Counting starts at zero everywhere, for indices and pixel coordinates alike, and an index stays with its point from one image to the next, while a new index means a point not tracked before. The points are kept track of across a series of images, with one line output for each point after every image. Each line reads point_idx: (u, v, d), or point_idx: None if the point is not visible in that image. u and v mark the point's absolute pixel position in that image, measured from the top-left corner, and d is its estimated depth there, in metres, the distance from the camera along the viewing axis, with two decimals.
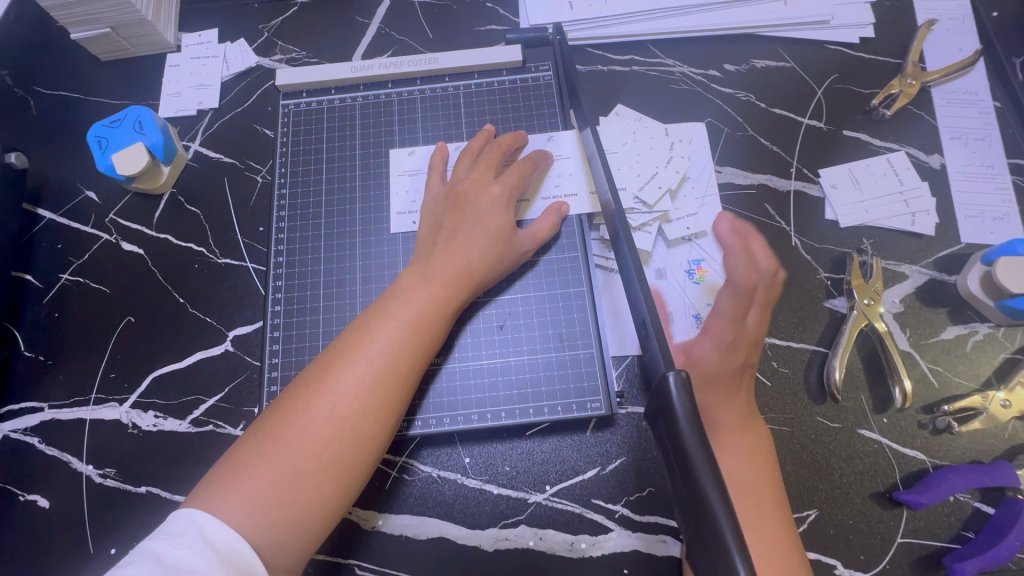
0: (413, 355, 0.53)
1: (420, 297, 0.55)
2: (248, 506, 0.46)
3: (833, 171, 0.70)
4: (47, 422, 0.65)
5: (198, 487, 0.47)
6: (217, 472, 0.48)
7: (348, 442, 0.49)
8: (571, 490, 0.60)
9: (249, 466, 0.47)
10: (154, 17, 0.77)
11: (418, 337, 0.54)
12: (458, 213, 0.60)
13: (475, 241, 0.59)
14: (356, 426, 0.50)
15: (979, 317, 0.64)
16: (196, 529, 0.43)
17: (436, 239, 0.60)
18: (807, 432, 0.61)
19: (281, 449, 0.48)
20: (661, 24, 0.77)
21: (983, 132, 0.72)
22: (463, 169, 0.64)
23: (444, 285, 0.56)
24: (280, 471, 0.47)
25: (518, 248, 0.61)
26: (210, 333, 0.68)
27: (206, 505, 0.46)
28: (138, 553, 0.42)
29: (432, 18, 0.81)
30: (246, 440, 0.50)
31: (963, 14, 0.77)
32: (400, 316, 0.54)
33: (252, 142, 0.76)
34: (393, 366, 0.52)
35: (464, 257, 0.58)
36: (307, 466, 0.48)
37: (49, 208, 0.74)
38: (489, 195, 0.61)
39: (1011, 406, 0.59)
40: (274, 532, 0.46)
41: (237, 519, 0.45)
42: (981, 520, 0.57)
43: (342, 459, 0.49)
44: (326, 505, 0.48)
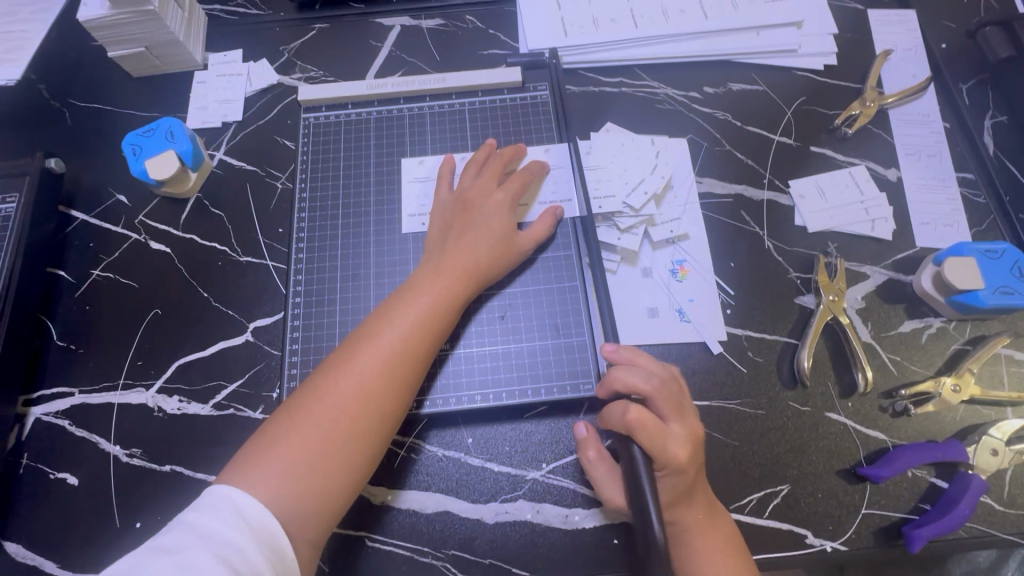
0: (428, 340, 0.59)
1: (432, 290, 0.62)
2: (282, 475, 0.51)
3: (802, 182, 0.78)
4: (77, 406, 0.70)
5: (234, 460, 0.53)
6: (251, 447, 0.53)
7: (371, 418, 0.55)
8: (566, 467, 0.65)
9: (281, 440, 0.53)
10: (185, 38, 0.85)
11: (432, 325, 0.60)
12: (466, 217, 0.67)
13: (481, 240, 0.65)
14: (377, 403, 0.55)
15: (933, 312, 0.71)
16: (229, 503, 0.48)
17: (446, 240, 0.66)
18: (780, 415, 0.67)
19: (310, 424, 0.53)
20: (647, 50, 0.85)
21: (935, 149, 0.80)
22: (469, 178, 0.71)
23: (455, 279, 0.63)
24: (310, 444, 0.53)
25: (519, 247, 0.67)
26: (232, 325, 0.74)
27: (243, 475, 0.51)
28: (177, 523, 0.47)
29: (440, 42, 0.89)
30: (276, 418, 0.55)
31: (916, 45, 0.86)
32: (416, 307, 0.60)
33: (274, 152, 0.83)
34: (410, 350, 0.58)
35: (471, 255, 0.64)
36: (334, 439, 0.53)
37: (82, 210, 0.80)
38: (494, 201, 0.68)
39: (960, 391, 0.66)
40: (305, 498, 0.51)
41: (272, 487, 0.50)
42: (936, 493, 0.63)
43: (365, 433, 0.55)
44: (350, 475, 0.54)
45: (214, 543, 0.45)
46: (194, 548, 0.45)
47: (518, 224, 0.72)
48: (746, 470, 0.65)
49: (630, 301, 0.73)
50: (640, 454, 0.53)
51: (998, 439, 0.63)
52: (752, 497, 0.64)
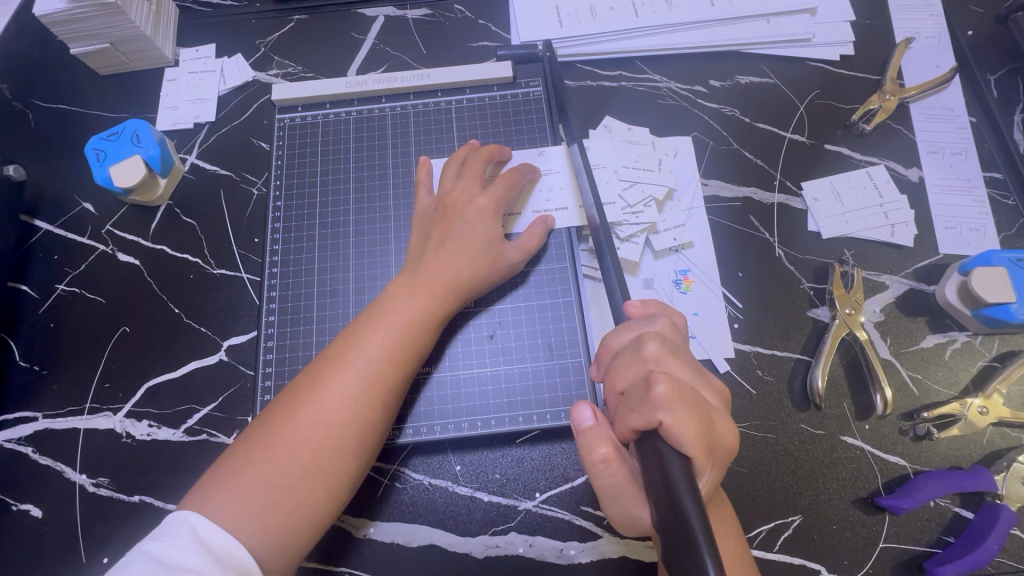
0: (400, 364, 0.54)
1: (408, 306, 0.56)
2: (241, 514, 0.46)
3: (815, 184, 0.72)
4: (41, 432, 0.66)
5: (194, 491, 0.48)
6: (208, 479, 0.49)
7: (336, 449, 0.50)
8: (561, 497, 0.61)
9: (237, 474, 0.48)
10: (153, 32, 0.79)
11: (407, 345, 0.55)
12: (446, 223, 0.61)
13: (461, 251, 0.59)
14: (345, 432, 0.51)
15: (958, 326, 0.66)
16: (191, 528, 0.45)
17: (424, 250, 0.60)
18: (792, 439, 0.62)
19: (269, 457, 0.49)
20: (648, 41, 0.79)
21: (960, 147, 0.74)
22: (449, 179, 0.64)
23: (433, 294, 0.57)
24: (269, 480, 0.48)
25: (503, 260, 0.61)
26: (205, 343, 0.69)
27: (201, 508, 0.47)
28: (136, 553, 0.43)
29: (426, 34, 0.83)
30: (236, 449, 0.50)
31: (939, 32, 0.80)
32: (388, 325, 0.55)
33: (249, 156, 0.78)
34: (382, 373, 0.53)
35: (450, 267, 0.58)
36: (298, 472, 0.48)
37: (46, 220, 0.75)
38: (476, 206, 0.61)
39: (988, 413, 0.61)
40: (268, 537, 0.47)
41: (231, 521, 0.46)
42: (961, 524, 0.59)
43: (332, 465, 0.50)
44: (315, 512, 0.49)
45: (176, 571, 0.42)
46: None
47: (506, 234, 0.66)
48: (755, 500, 0.60)
49: None
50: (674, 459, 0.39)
51: None
52: (761, 528, 0.59)
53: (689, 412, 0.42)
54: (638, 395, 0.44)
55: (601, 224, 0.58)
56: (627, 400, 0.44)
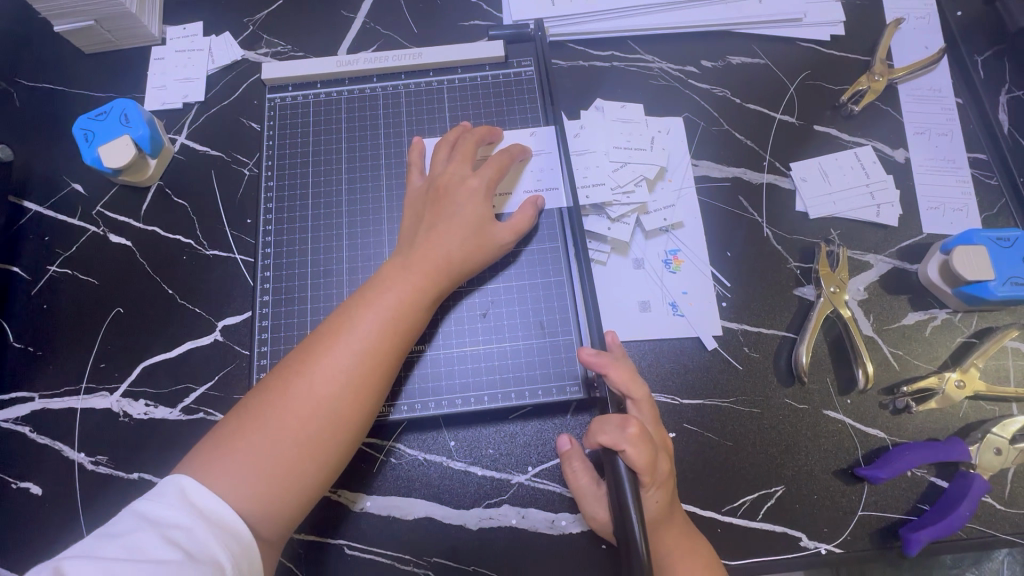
0: (392, 340, 0.55)
1: (400, 286, 0.57)
2: (232, 480, 0.47)
3: (803, 165, 0.73)
4: (38, 411, 0.66)
5: (187, 458, 0.49)
6: (202, 446, 0.50)
7: (328, 422, 0.51)
8: (553, 471, 0.63)
9: (231, 442, 0.49)
10: (138, 10, 0.77)
11: (398, 323, 0.55)
12: (438, 205, 0.61)
13: (453, 232, 0.60)
14: (335, 406, 0.51)
15: (938, 304, 0.68)
16: (176, 487, 0.46)
17: (417, 231, 0.61)
18: (776, 413, 0.64)
19: (262, 427, 0.50)
20: (640, 20, 0.79)
21: (946, 128, 0.75)
22: (440, 162, 0.64)
23: (424, 275, 0.58)
24: (261, 448, 0.49)
25: (495, 241, 0.62)
26: (199, 324, 0.69)
27: (194, 474, 0.48)
28: (126, 512, 0.45)
29: (417, 13, 0.83)
30: (231, 418, 0.51)
31: (929, 13, 0.80)
32: (381, 305, 0.56)
33: (240, 136, 0.77)
34: (374, 350, 0.54)
35: (443, 247, 0.59)
36: (287, 442, 0.49)
37: (35, 201, 0.75)
38: (467, 188, 0.61)
39: (964, 387, 0.63)
40: (257, 504, 0.48)
41: (222, 487, 0.47)
42: (936, 493, 0.61)
43: (322, 438, 0.51)
44: (305, 483, 0.50)
45: (163, 527, 0.43)
46: (143, 533, 0.43)
47: (496, 215, 0.67)
48: (739, 471, 0.62)
49: (621, 294, 0.69)
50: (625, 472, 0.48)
51: (1002, 438, 0.61)
52: (745, 498, 0.61)
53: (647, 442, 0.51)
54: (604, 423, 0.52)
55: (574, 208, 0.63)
56: (597, 421, 0.53)
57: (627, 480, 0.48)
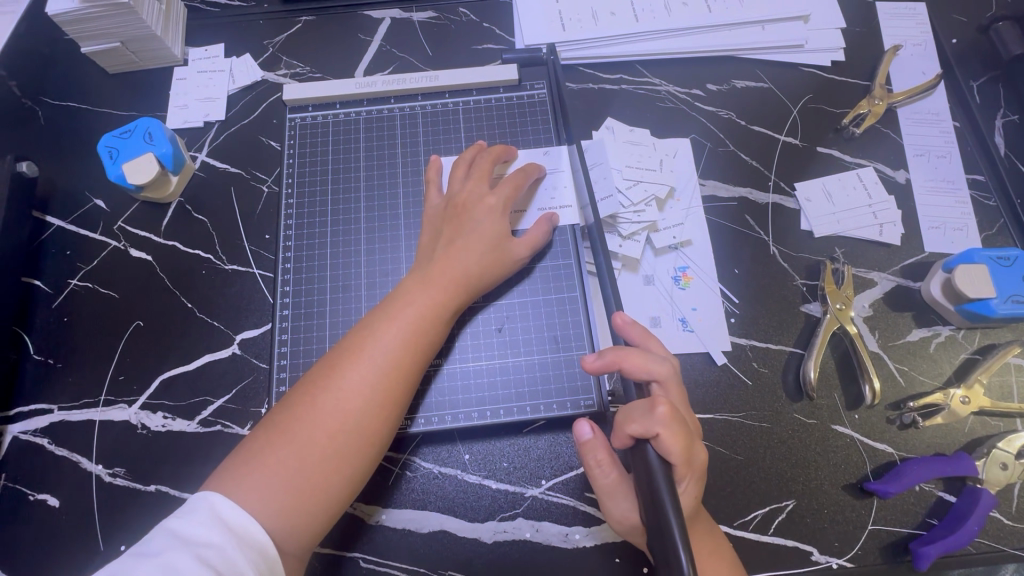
0: (414, 354, 0.56)
1: (420, 301, 0.58)
2: (260, 495, 0.48)
3: (808, 185, 0.75)
4: (56, 423, 0.67)
5: (216, 473, 0.50)
6: (230, 462, 0.51)
7: (352, 435, 0.52)
8: (566, 484, 0.63)
9: (259, 456, 0.50)
10: (163, 32, 0.80)
11: (418, 338, 0.57)
12: (457, 222, 0.63)
13: (472, 248, 0.62)
14: (359, 419, 0.52)
15: (941, 321, 0.69)
16: (208, 504, 0.47)
17: (436, 248, 0.63)
18: (785, 427, 0.65)
19: (288, 441, 0.51)
20: (648, 45, 0.82)
21: (944, 150, 0.78)
22: (458, 181, 0.66)
23: (443, 289, 0.59)
24: (288, 462, 0.50)
25: (511, 256, 0.64)
26: (218, 337, 0.71)
27: (223, 489, 0.49)
28: (159, 530, 0.45)
29: (432, 36, 0.85)
30: (257, 433, 0.53)
31: (925, 40, 0.83)
32: (402, 319, 0.57)
33: (259, 154, 0.79)
34: (396, 364, 0.55)
35: (462, 263, 0.61)
36: (313, 456, 0.50)
37: (58, 216, 0.76)
38: (485, 205, 0.64)
39: (969, 402, 0.64)
40: (285, 518, 0.49)
41: (251, 502, 0.48)
42: (944, 508, 0.62)
43: (347, 451, 0.52)
44: (331, 496, 0.51)
45: (194, 545, 0.44)
46: (175, 551, 0.43)
47: (512, 231, 0.69)
48: (750, 485, 0.63)
49: (632, 309, 0.70)
50: (656, 460, 0.47)
51: (1007, 453, 0.62)
52: (757, 512, 0.62)
53: (678, 427, 0.49)
54: (636, 407, 0.50)
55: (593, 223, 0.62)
56: (624, 409, 0.51)
57: (661, 470, 0.46)
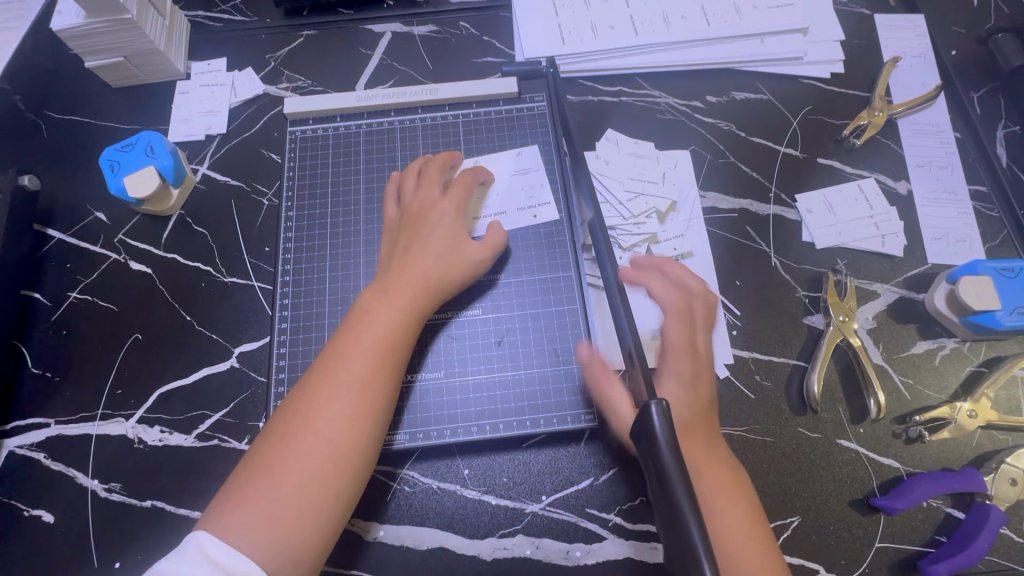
0: (382, 364, 0.56)
1: (382, 312, 0.58)
2: (247, 530, 0.48)
3: (809, 196, 0.75)
4: (53, 438, 0.66)
5: (205, 514, 0.50)
6: (217, 501, 0.51)
7: (331, 456, 0.51)
8: (567, 500, 0.62)
9: (242, 491, 0.50)
10: (165, 46, 0.81)
11: (385, 347, 0.56)
12: (413, 230, 0.63)
13: (429, 252, 0.61)
14: (336, 436, 0.52)
15: (946, 333, 0.68)
16: (197, 546, 0.46)
17: (392, 256, 0.63)
18: (788, 441, 0.64)
19: (269, 472, 0.50)
20: (646, 58, 0.82)
21: (946, 161, 0.77)
22: (410, 190, 0.67)
23: (404, 296, 0.59)
24: (272, 492, 0.49)
25: (470, 256, 0.63)
26: (216, 349, 0.70)
27: (211, 528, 0.48)
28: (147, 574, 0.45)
29: (432, 50, 0.86)
30: (240, 468, 0.52)
31: (925, 51, 0.84)
32: (366, 333, 0.56)
33: (260, 167, 0.80)
34: (366, 377, 0.54)
35: (419, 269, 0.60)
36: (295, 482, 0.50)
37: (59, 229, 0.77)
38: (439, 211, 0.64)
39: (976, 416, 0.63)
40: (276, 548, 0.48)
41: (240, 539, 0.47)
42: (953, 525, 0.61)
43: (330, 473, 0.51)
44: (321, 520, 0.50)
45: None
46: None
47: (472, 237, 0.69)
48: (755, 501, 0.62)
49: None
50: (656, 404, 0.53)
51: (1018, 468, 0.60)
52: None
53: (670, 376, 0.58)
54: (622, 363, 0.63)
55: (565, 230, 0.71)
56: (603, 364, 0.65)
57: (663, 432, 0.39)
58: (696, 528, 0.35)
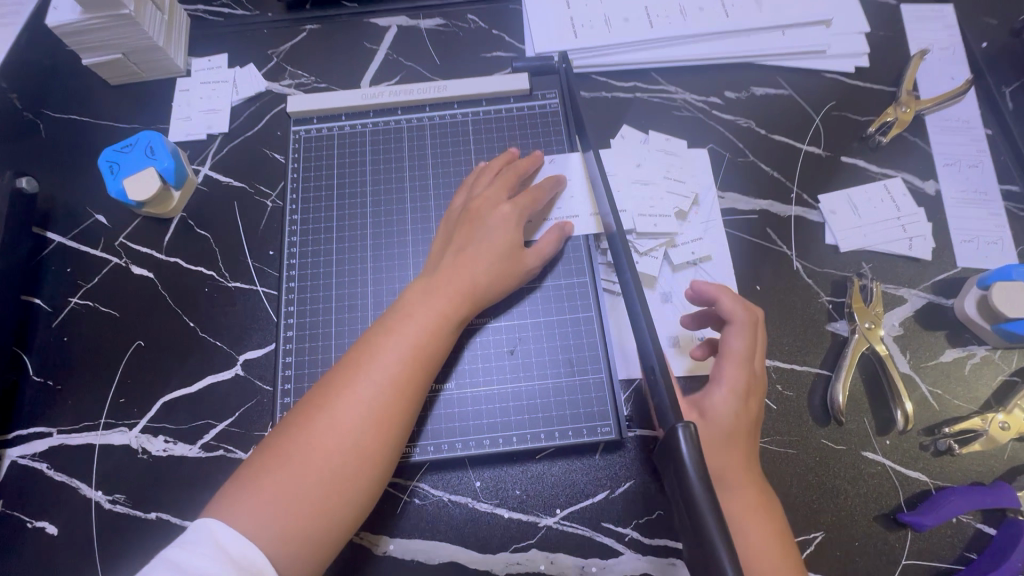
0: (418, 370, 0.54)
1: (425, 312, 0.56)
2: (255, 522, 0.46)
3: (832, 197, 0.72)
4: (55, 447, 0.65)
5: (215, 497, 0.48)
6: (228, 487, 0.49)
7: (351, 456, 0.49)
8: (582, 513, 0.60)
9: (255, 480, 0.48)
10: (165, 43, 0.78)
11: (420, 350, 0.54)
12: (469, 228, 0.61)
13: (482, 257, 0.60)
14: (360, 435, 0.50)
15: (976, 340, 0.66)
16: (212, 537, 0.44)
17: (445, 254, 0.61)
18: (811, 453, 0.62)
19: (286, 464, 0.48)
20: (663, 52, 0.79)
21: (976, 159, 0.74)
22: (480, 186, 0.65)
23: (448, 300, 0.57)
24: (286, 486, 0.47)
25: (523, 268, 0.62)
26: (221, 357, 0.68)
27: (220, 515, 0.46)
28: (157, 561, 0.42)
29: (440, 44, 0.83)
30: (255, 455, 0.50)
31: (954, 44, 0.80)
32: (404, 332, 0.54)
33: (263, 167, 0.77)
34: (399, 380, 0.52)
35: (470, 273, 0.58)
36: (312, 477, 0.48)
37: (59, 232, 0.75)
38: (500, 212, 0.62)
39: (1009, 428, 0.60)
40: (285, 546, 0.46)
41: (248, 531, 0.45)
42: (983, 541, 0.59)
43: (348, 473, 0.49)
44: (334, 521, 0.48)
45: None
46: None
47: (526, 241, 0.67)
48: None
49: None
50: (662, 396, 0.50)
51: None
52: None
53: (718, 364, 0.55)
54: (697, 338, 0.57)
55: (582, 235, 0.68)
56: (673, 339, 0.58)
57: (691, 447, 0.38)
58: (722, 543, 0.35)
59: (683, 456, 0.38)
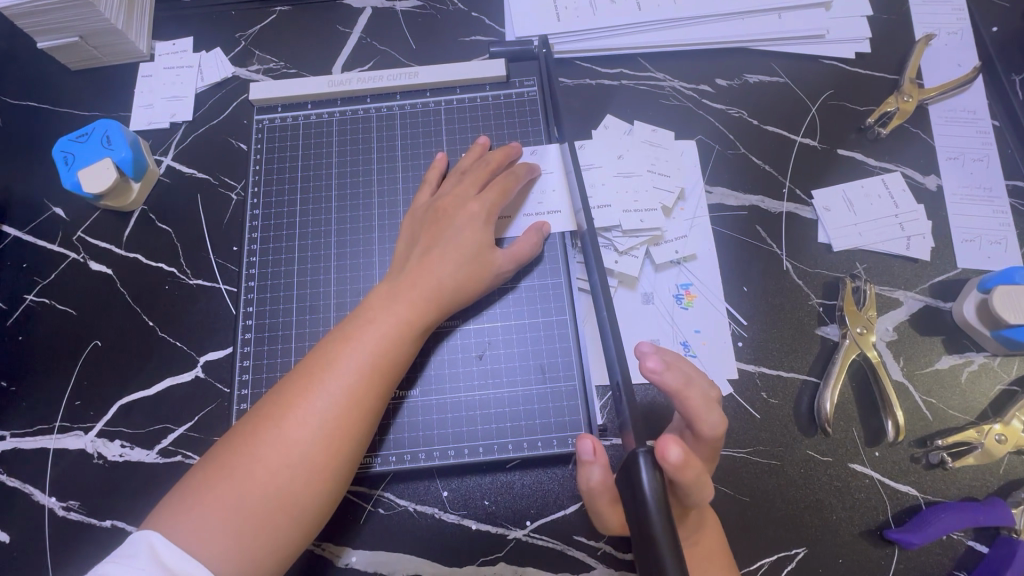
0: (376, 379, 0.51)
1: (386, 316, 0.53)
2: (195, 539, 0.43)
3: (826, 193, 0.68)
4: (8, 451, 0.63)
5: (156, 509, 0.45)
6: (169, 498, 0.46)
7: (301, 469, 0.46)
8: (553, 526, 0.58)
9: (198, 493, 0.45)
10: (125, 25, 0.74)
11: (380, 358, 0.51)
12: (436, 228, 0.58)
13: (448, 258, 0.56)
14: (311, 448, 0.47)
15: (975, 347, 0.62)
16: (149, 550, 0.42)
17: (410, 255, 0.58)
18: (797, 465, 0.59)
19: (230, 477, 0.46)
20: (651, 36, 0.74)
21: (981, 152, 0.70)
22: (449, 185, 0.62)
23: (411, 303, 0.54)
24: (230, 500, 0.45)
25: (494, 269, 0.58)
26: (181, 358, 0.66)
27: (160, 529, 0.44)
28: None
29: (416, 28, 0.78)
30: (200, 466, 0.47)
31: (962, 28, 0.75)
32: (363, 338, 0.51)
33: (228, 158, 0.73)
34: (355, 389, 0.49)
35: (435, 275, 0.55)
36: (258, 492, 0.45)
37: (15, 225, 0.72)
38: (467, 211, 0.58)
39: (1006, 441, 0.57)
40: (226, 563, 0.43)
41: (186, 547, 0.43)
42: (973, 559, 0.56)
43: (297, 488, 0.46)
44: (281, 538, 0.46)
45: None
46: None
47: (499, 240, 0.63)
48: (757, 531, 0.57)
49: (625, 331, 0.64)
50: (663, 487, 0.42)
51: None
52: (764, 561, 0.56)
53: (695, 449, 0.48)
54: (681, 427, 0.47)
55: (556, 234, 0.64)
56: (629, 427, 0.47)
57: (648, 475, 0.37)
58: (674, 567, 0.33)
59: (641, 482, 0.37)
